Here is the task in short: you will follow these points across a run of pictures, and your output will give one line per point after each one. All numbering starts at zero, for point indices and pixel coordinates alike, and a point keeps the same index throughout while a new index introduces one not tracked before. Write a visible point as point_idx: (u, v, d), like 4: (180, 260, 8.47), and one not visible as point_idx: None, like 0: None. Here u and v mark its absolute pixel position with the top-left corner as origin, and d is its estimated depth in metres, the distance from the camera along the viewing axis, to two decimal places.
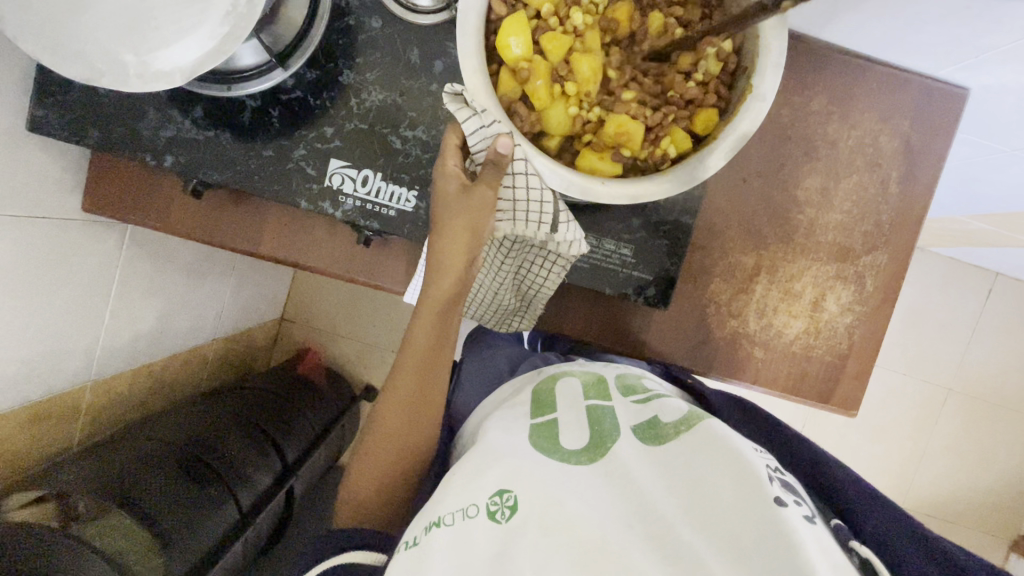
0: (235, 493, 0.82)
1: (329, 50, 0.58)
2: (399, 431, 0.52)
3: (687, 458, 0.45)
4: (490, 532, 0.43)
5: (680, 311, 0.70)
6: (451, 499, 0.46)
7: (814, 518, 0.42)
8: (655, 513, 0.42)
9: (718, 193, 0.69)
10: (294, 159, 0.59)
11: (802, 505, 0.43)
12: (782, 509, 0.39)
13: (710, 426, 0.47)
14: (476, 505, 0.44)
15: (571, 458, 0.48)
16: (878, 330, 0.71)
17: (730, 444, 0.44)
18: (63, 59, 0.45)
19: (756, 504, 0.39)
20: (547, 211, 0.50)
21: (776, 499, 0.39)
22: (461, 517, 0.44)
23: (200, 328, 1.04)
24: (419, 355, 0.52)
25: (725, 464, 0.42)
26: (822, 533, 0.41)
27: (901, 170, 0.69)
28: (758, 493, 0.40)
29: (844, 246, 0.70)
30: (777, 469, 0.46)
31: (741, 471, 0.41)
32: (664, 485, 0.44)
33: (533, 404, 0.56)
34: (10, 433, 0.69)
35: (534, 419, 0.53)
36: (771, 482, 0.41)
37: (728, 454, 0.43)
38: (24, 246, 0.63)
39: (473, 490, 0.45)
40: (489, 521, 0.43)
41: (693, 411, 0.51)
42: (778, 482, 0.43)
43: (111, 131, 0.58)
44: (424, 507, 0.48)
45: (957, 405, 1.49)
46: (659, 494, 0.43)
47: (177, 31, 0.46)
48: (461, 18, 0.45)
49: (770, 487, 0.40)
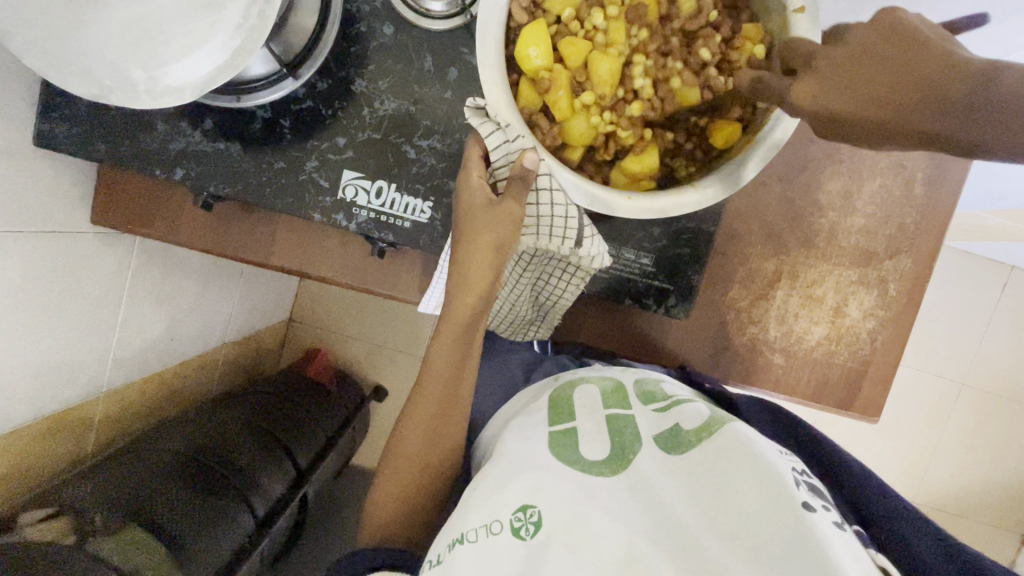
0: (249, 499, 0.81)
1: (340, 58, 0.56)
2: (425, 448, 0.51)
3: (711, 465, 0.43)
4: (515, 549, 0.42)
5: (699, 318, 0.69)
6: (473, 514, 0.45)
7: (842, 523, 0.41)
8: (681, 525, 0.41)
9: (738, 198, 0.67)
10: (306, 170, 0.57)
11: (829, 510, 0.41)
12: (810, 513, 0.38)
13: (733, 431, 0.45)
14: (500, 522, 0.43)
15: (592, 469, 0.47)
16: (901, 335, 0.69)
17: (753, 447, 0.43)
18: (72, 76, 0.44)
19: (783, 510, 0.38)
20: (572, 226, 0.49)
21: (803, 504, 0.38)
22: (485, 533, 0.43)
23: (210, 335, 1.04)
24: (440, 372, 0.51)
25: (748, 470, 0.41)
26: (851, 538, 0.40)
27: (926, 171, 0.67)
28: (786, 498, 0.39)
29: (867, 250, 0.68)
30: (802, 473, 0.45)
31: (766, 476, 0.40)
32: (688, 495, 0.43)
33: (551, 411, 0.54)
34: (23, 448, 0.69)
35: (552, 428, 0.52)
36: (797, 486, 0.40)
37: (752, 459, 0.42)
38: (33, 261, 0.62)
39: (496, 506, 0.44)
40: (513, 538, 0.43)
41: (714, 414, 0.48)
42: (804, 486, 0.42)
43: (120, 145, 0.57)
44: (447, 523, 0.46)
45: (970, 400, 1.48)
46: (684, 506, 0.42)
47: (188, 44, 0.45)
48: (480, 28, 0.44)
49: (797, 492, 0.39)
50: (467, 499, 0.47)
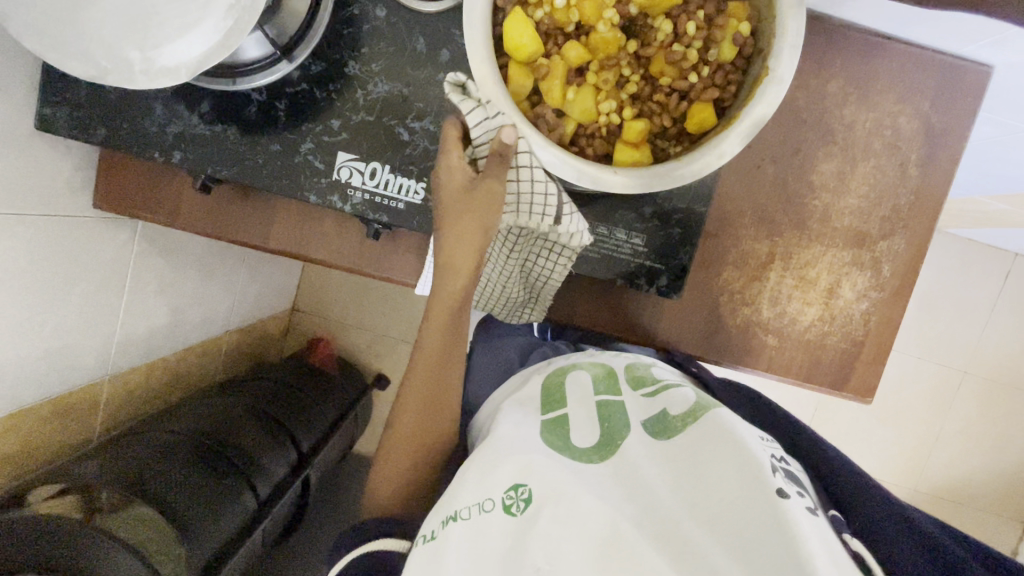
0: (252, 483, 0.83)
1: (334, 40, 0.57)
2: (423, 423, 0.52)
3: (695, 451, 0.44)
4: (505, 526, 0.43)
5: (693, 300, 0.69)
6: (467, 491, 0.45)
7: (816, 511, 0.41)
8: (660, 510, 0.42)
9: (731, 180, 0.67)
10: (302, 152, 0.58)
11: (804, 496, 0.42)
12: (784, 500, 0.38)
13: (717, 416, 0.46)
14: (492, 499, 0.44)
15: (582, 456, 0.48)
16: (894, 317, 0.70)
17: (734, 433, 0.43)
18: (69, 57, 0.45)
19: (758, 497, 0.39)
20: (551, 204, 0.50)
21: (778, 491, 0.39)
22: (477, 511, 0.44)
23: (213, 322, 1.05)
24: (436, 349, 0.51)
25: (727, 458, 0.42)
26: (824, 524, 0.40)
27: (920, 152, 0.67)
28: (761, 484, 0.39)
29: (861, 232, 0.69)
30: (780, 459, 0.46)
31: (744, 463, 0.41)
32: (669, 481, 0.44)
33: (543, 400, 0.55)
34: (30, 428, 0.70)
35: (544, 416, 0.53)
36: (774, 472, 0.41)
37: (731, 446, 0.42)
38: (37, 245, 0.64)
39: (488, 484, 0.45)
40: (504, 514, 0.43)
41: (700, 399, 0.50)
42: (781, 472, 0.42)
43: (119, 128, 0.58)
44: (440, 500, 0.47)
45: (972, 388, 1.48)
46: (664, 491, 0.43)
47: (182, 25, 0.46)
48: (467, 5, 0.44)
49: (773, 479, 0.40)
50: (462, 474, 0.47)
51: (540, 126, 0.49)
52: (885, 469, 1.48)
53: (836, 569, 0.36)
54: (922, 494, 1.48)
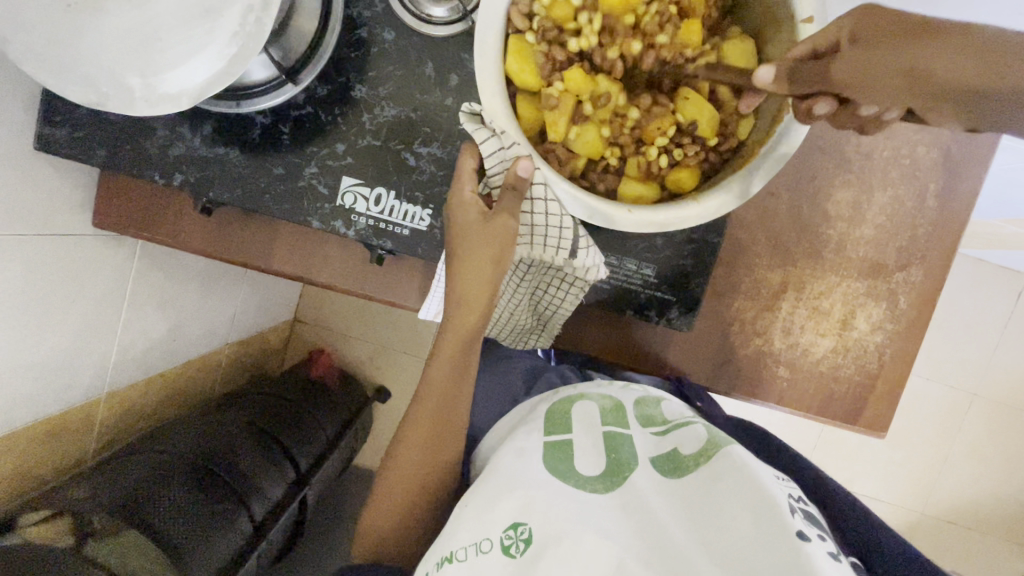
0: (248, 503, 0.81)
1: (340, 63, 0.56)
2: (427, 461, 0.50)
3: (707, 491, 0.42)
4: (504, 568, 0.41)
5: (703, 329, 0.68)
6: (464, 530, 0.44)
7: (839, 556, 0.38)
8: (670, 548, 0.39)
9: (744, 208, 0.66)
10: (305, 177, 0.57)
11: (826, 539, 0.39)
12: (805, 543, 0.36)
13: (728, 454, 0.43)
14: (489, 540, 0.42)
15: (587, 485, 0.46)
16: (910, 349, 0.68)
17: (749, 471, 0.41)
18: (68, 82, 0.44)
19: (779, 539, 0.36)
20: (566, 236, 0.47)
21: (798, 534, 0.36)
22: (474, 552, 0.42)
23: (212, 336, 1.04)
24: (438, 387, 0.49)
25: (742, 497, 0.40)
26: (848, 569, 0.38)
27: (940, 182, 0.66)
28: (778, 526, 0.37)
29: (876, 262, 0.67)
30: (799, 499, 0.43)
31: (759, 504, 0.39)
32: (683, 521, 0.41)
33: (547, 421, 0.53)
34: (24, 448, 0.69)
35: (548, 436, 0.50)
36: (792, 514, 0.39)
37: (746, 484, 0.40)
38: (34, 264, 0.62)
39: (486, 523, 0.43)
40: (503, 556, 0.41)
41: (714, 436, 0.46)
42: (800, 514, 0.40)
43: (120, 149, 0.57)
44: (437, 540, 0.45)
45: (982, 411, 1.45)
46: (675, 528, 0.41)
47: (184, 51, 0.44)
48: (478, 36, 0.43)
49: (792, 521, 0.37)
50: (459, 513, 0.46)
51: (551, 160, 0.47)
52: (892, 492, 1.45)
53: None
54: (930, 518, 1.45)
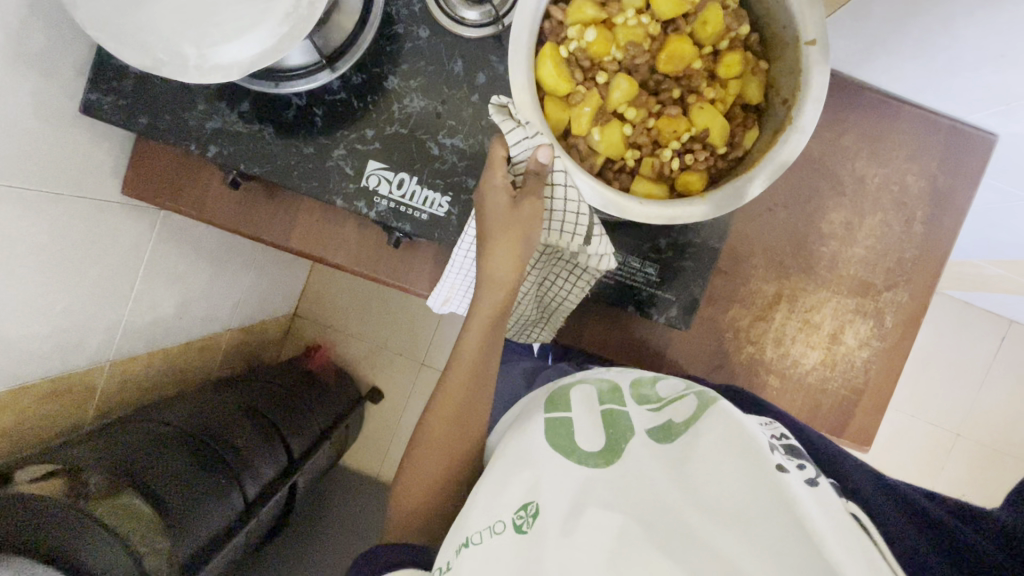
0: (240, 478, 0.82)
1: (376, 55, 0.60)
2: (452, 439, 0.53)
3: (693, 445, 0.43)
4: (516, 545, 0.42)
5: (699, 333, 0.70)
6: (476, 516, 0.45)
7: (817, 479, 0.40)
8: (664, 502, 0.41)
9: (743, 221, 0.70)
10: (334, 157, 0.60)
11: (805, 467, 0.41)
12: (784, 475, 0.38)
13: (718, 411, 0.44)
14: (503, 522, 0.44)
15: (588, 461, 0.46)
16: (894, 367, 0.71)
17: (732, 416, 0.43)
18: (129, 47, 0.47)
19: (760, 475, 0.38)
20: (582, 223, 0.51)
21: (777, 467, 0.38)
22: (489, 534, 0.44)
23: (216, 317, 1.05)
24: (464, 371, 0.52)
25: (725, 440, 0.41)
26: (828, 488, 0.40)
27: (926, 210, 0.70)
28: (760, 463, 0.39)
29: (865, 281, 0.70)
30: (781, 438, 0.45)
31: (743, 444, 0.40)
32: (672, 473, 0.43)
33: (547, 405, 0.53)
34: (29, 405, 0.70)
35: (548, 419, 0.51)
36: (772, 450, 0.40)
37: (729, 428, 0.42)
38: (61, 222, 0.64)
39: (498, 506, 0.45)
40: (515, 534, 0.43)
41: (703, 399, 0.47)
42: (780, 450, 0.42)
43: (160, 118, 0.60)
44: (452, 529, 0.47)
45: (964, 451, 1.48)
46: (664, 481, 0.42)
47: (238, 27, 0.48)
48: (512, 36, 0.46)
49: (771, 456, 0.39)
50: (472, 500, 0.47)
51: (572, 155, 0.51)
52: None
53: (848, 542, 0.34)
54: None
